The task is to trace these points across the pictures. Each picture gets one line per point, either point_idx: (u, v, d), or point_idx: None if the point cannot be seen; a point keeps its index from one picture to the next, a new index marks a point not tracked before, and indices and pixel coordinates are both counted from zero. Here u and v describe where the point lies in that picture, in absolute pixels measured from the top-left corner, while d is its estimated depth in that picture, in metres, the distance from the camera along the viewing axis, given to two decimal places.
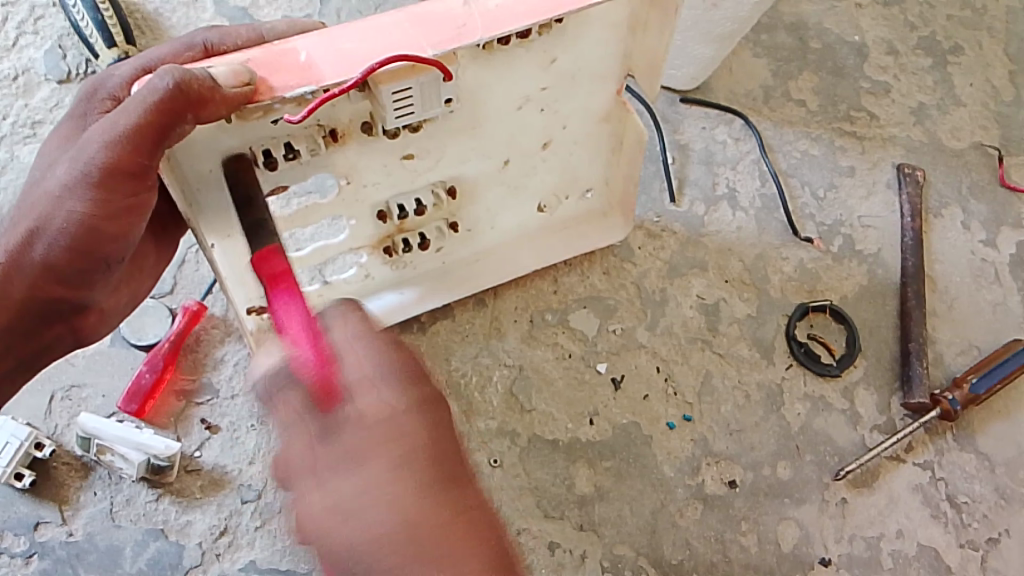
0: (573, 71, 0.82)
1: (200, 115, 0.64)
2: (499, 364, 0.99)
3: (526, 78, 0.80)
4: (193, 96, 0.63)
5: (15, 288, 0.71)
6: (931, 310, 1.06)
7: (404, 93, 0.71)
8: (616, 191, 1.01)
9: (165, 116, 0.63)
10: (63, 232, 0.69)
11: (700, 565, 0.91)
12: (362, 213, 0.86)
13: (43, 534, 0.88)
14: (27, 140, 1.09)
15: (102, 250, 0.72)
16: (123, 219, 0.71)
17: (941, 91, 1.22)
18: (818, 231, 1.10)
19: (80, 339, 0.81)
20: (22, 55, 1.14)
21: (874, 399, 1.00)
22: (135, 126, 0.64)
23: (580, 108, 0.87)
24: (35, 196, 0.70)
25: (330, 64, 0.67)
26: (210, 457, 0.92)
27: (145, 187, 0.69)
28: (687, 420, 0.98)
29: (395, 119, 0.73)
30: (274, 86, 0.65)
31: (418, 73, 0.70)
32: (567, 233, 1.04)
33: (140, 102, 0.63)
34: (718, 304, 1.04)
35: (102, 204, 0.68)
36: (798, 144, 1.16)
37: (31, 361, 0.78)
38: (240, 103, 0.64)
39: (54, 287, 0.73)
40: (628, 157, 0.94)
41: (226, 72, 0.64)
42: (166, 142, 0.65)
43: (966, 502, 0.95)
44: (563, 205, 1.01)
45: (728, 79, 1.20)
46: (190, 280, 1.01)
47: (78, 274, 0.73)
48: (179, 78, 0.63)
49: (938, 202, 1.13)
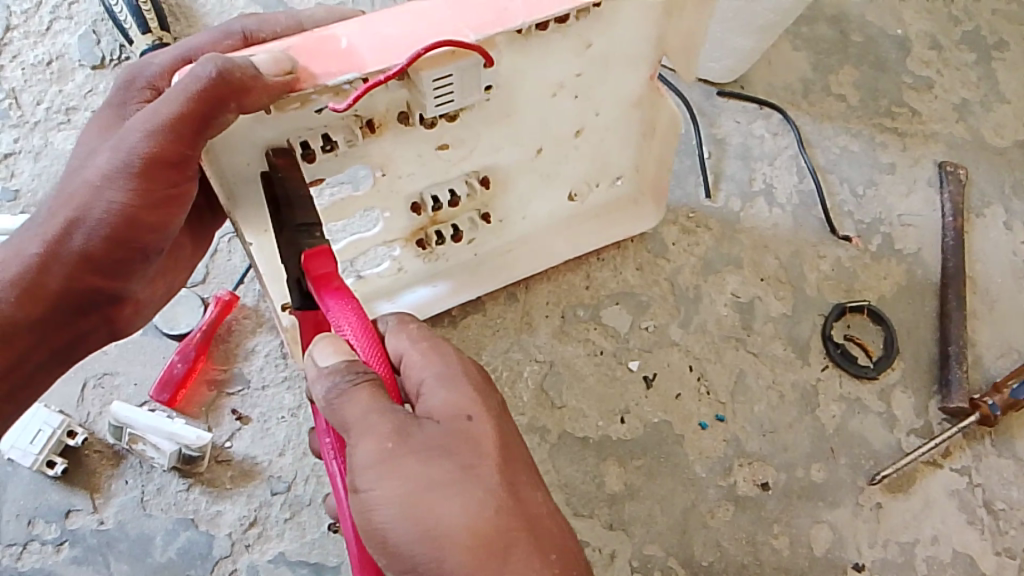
0: (607, 55, 0.80)
1: (242, 104, 0.63)
2: (530, 359, 0.99)
3: (561, 64, 0.78)
4: (234, 84, 0.62)
5: (53, 281, 0.71)
6: (971, 311, 1.04)
7: (444, 81, 0.70)
8: (647, 178, 1.00)
9: (207, 105, 0.63)
10: (102, 222, 0.69)
11: (730, 567, 0.90)
12: (397, 205, 0.86)
13: (75, 522, 0.88)
14: (61, 126, 1.09)
15: (140, 241, 0.72)
16: (162, 210, 0.71)
17: (985, 87, 1.19)
18: (857, 229, 1.08)
19: (115, 330, 0.81)
20: (56, 40, 1.14)
21: (911, 402, 0.98)
22: (178, 115, 0.64)
23: (613, 94, 0.86)
24: (75, 185, 0.70)
25: (371, 51, 0.66)
26: (241, 447, 0.92)
27: (185, 177, 0.69)
28: (720, 419, 0.96)
29: (435, 107, 0.72)
30: (316, 74, 0.65)
31: (458, 58, 0.69)
32: (598, 222, 1.02)
33: (184, 92, 0.63)
34: (752, 302, 1.03)
35: (144, 194, 0.68)
36: (837, 139, 1.14)
37: (65, 354, 0.78)
38: (281, 92, 0.63)
39: (90, 279, 0.72)
40: (660, 141, 0.93)
41: (267, 59, 0.63)
42: (210, 131, 0.65)
43: (1003, 508, 0.94)
44: (593, 193, 0.99)
45: (766, 72, 1.18)
46: (222, 270, 1.01)
47: (116, 265, 0.73)
48: (221, 66, 0.63)
49: (980, 201, 1.11)
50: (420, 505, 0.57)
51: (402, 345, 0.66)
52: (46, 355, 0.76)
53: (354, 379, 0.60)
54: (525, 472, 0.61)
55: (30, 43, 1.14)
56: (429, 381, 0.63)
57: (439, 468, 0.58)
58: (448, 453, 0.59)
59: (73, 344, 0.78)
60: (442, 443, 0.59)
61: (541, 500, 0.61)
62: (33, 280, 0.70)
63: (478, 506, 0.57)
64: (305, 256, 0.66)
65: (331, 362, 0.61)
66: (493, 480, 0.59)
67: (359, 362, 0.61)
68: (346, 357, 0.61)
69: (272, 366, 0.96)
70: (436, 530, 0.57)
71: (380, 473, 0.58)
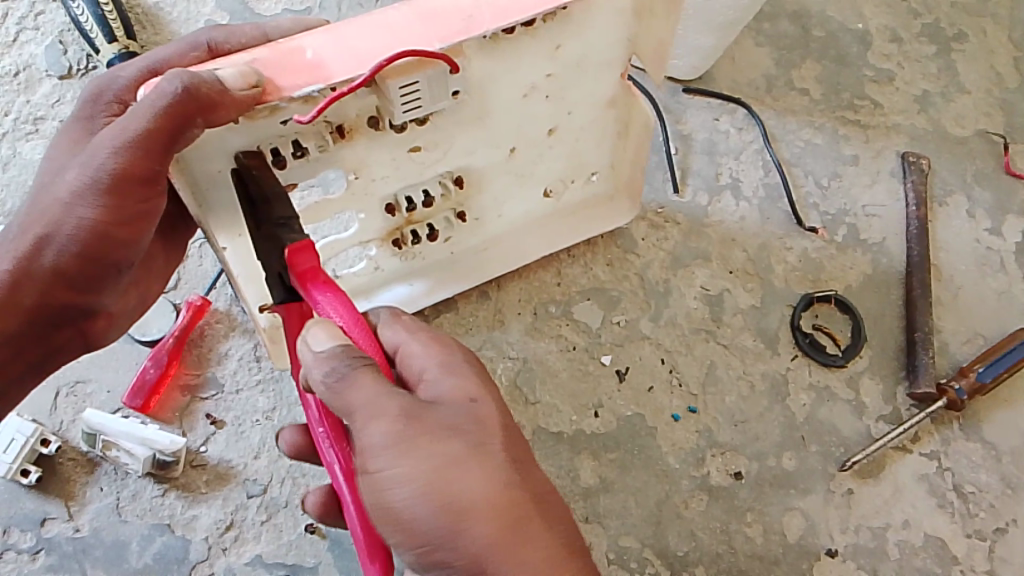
0: (579, 57, 0.81)
1: (209, 119, 0.64)
2: (502, 357, 0.99)
3: (532, 69, 0.80)
4: (202, 100, 0.63)
5: (26, 297, 0.70)
6: (936, 299, 1.06)
7: (412, 87, 0.70)
8: (622, 176, 1.01)
9: (174, 120, 0.63)
10: (72, 238, 0.69)
11: (705, 556, 0.91)
12: (372, 206, 0.86)
13: (50, 529, 0.88)
14: (28, 136, 1.09)
15: (112, 256, 0.71)
16: (134, 224, 0.71)
17: (945, 79, 1.21)
18: (822, 220, 1.10)
19: (90, 342, 0.80)
20: (23, 51, 1.14)
21: (879, 389, 1.00)
22: (146, 131, 0.64)
23: (586, 95, 0.87)
24: (45, 202, 0.70)
25: (338, 61, 0.67)
26: (216, 451, 0.92)
27: (156, 192, 0.70)
28: (692, 411, 0.98)
29: (403, 113, 0.72)
30: (282, 86, 0.66)
31: (426, 65, 0.69)
32: (574, 220, 1.03)
33: (150, 107, 0.64)
34: (721, 295, 1.04)
35: (114, 209, 0.69)
36: (801, 133, 1.16)
37: (41, 366, 0.77)
38: (249, 105, 0.64)
39: (62, 294, 0.72)
40: (635, 139, 0.94)
41: (234, 75, 0.64)
42: (177, 145, 0.65)
43: (972, 492, 0.95)
44: (569, 190, 1.00)
45: (730, 68, 1.20)
46: (193, 276, 1.01)
47: (89, 281, 0.72)
48: (188, 82, 0.63)
49: (943, 190, 1.13)
50: (436, 480, 0.57)
51: (398, 337, 0.66)
52: (23, 367, 0.75)
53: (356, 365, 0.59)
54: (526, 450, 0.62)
55: None
56: (430, 370, 0.63)
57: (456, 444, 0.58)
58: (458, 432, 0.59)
59: (49, 358, 0.77)
60: (455, 422, 0.59)
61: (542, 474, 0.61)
62: (4, 296, 0.69)
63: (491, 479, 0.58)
64: (289, 251, 0.65)
65: (328, 346, 0.59)
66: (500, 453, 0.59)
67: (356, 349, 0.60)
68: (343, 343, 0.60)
69: (246, 369, 0.96)
70: (454, 500, 0.57)
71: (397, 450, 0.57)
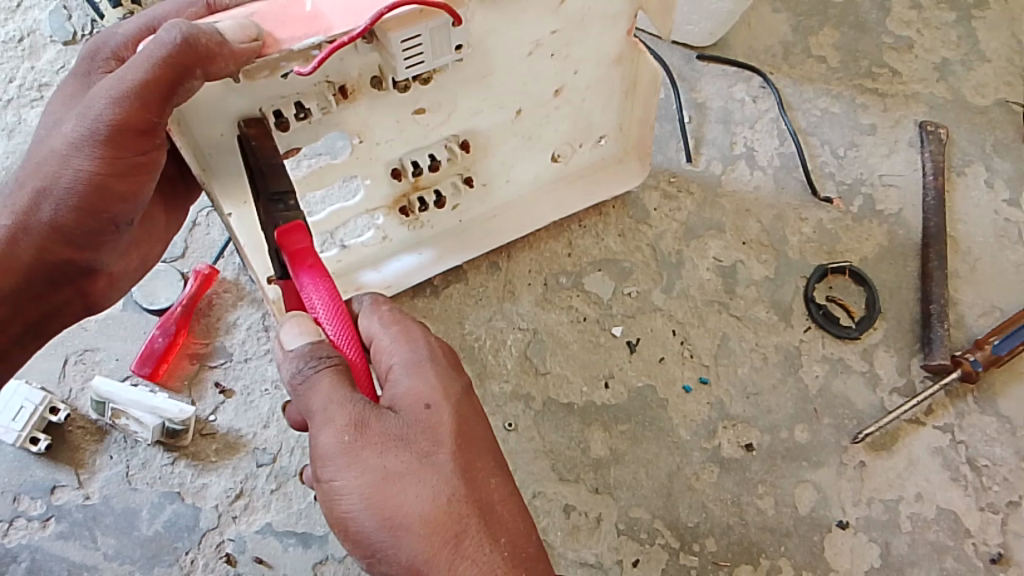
0: (583, 11, 0.79)
1: (208, 70, 0.63)
2: (513, 327, 0.99)
3: (536, 24, 0.78)
4: (201, 51, 0.62)
5: (23, 250, 0.70)
6: (953, 271, 1.04)
7: (414, 41, 0.69)
8: (631, 136, 1.00)
9: (174, 71, 0.62)
10: (70, 191, 0.68)
11: (716, 528, 0.91)
12: (377, 171, 0.85)
13: (60, 497, 0.88)
14: (33, 103, 1.08)
15: (110, 211, 0.71)
16: (132, 178, 0.70)
17: (966, 47, 1.19)
18: (838, 191, 1.08)
19: (90, 305, 0.81)
20: (27, 16, 1.13)
21: (894, 361, 0.98)
22: (143, 83, 0.63)
23: (592, 52, 0.85)
24: (42, 155, 0.69)
25: (337, 14, 0.65)
26: (225, 421, 0.92)
27: (154, 145, 0.68)
28: (703, 382, 0.97)
29: (406, 69, 0.71)
30: (280, 39, 0.65)
31: (427, 17, 0.67)
32: (583, 183, 1.02)
33: (148, 58, 0.62)
34: (735, 266, 1.03)
35: (112, 161, 0.67)
36: (818, 102, 1.14)
37: (40, 325, 0.78)
38: (249, 58, 0.64)
39: (62, 249, 0.72)
40: (643, 98, 0.93)
41: (233, 27, 0.63)
42: (176, 98, 0.64)
43: (986, 465, 0.94)
44: (578, 153, 0.99)
45: (746, 35, 1.18)
46: (200, 244, 1.00)
47: (88, 235, 0.72)
48: (186, 32, 0.62)
49: (962, 160, 1.11)
50: (384, 493, 0.57)
51: (373, 328, 0.65)
52: (19, 326, 0.76)
53: (317, 366, 0.60)
54: (482, 464, 0.60)
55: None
56: (397, 366, 0.63)
57: (401, 465, 0.58)
58: (404, 451, 0.58)
59: (49, 316, 0.77)
60: (404, 434, 0.59)
61: (496, 487, 0.60)
62: (2, 250, 0.70)
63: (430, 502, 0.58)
64: (279, 233, 0.65)
65: (298, 344, 0.61)
66: (446, 472, 0.58)
67: (324, 346, 0.61)
68: (315, 338, 0.61)
69: (255, 339, 0.96)
70: (396, 516, 0.57)
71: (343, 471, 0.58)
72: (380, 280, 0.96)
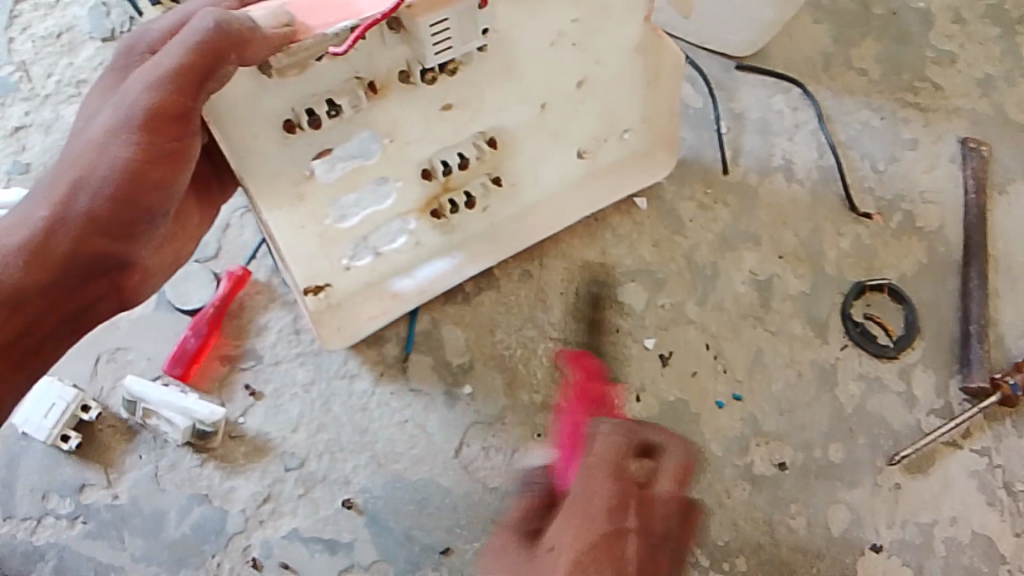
0: (606, 3, 0.80)
1: (242, 57, 0.64)
2: (545, 337, 0.97)
3: (559, 12, 0.78)
4: (232, 36, 0.64)
5: (58, 242, 0.64)
6: (994, 290, 1.02)
7: (442, 27, 0.70)
8: (656, 127, 1.00)
9: (207, 57, 0.64)
10: (108, 179, 0.65)
11: (746, 547, 0.89)
12: (408, 173, 0.85)
13: (88, 497, 0.88)
14: (71, 99, 1.08)
15: (146, 201, 0.67)
16: (168, 167, 0.67)
17: (1009, 62, 1.17)
18: (877, 206, 1.06)
19: (125, 302, 0.75)
20: (66, 13, 1.14)
21: (932, 381, 0.97)
22: (180, 65, 0.63)
23: (614, 43, 0.85)
24: (78, 147, 0.66)
25: (365, 4, 0.70)
26: (254, 423, 0.92)
27: (189, 132, 0.67)
28: (737, 397, 0.95)
29: (435, 57, 0.72)
30: (309, 28, 0.68)
31: (453, 1, 0.69)
32: (611, 179, 1.02)
33: (183, 43, 0.64)
34: (770, 280, 1.01)
35: (149, 148, 0.66)
36: (858, 115, 1.12)
37: (76, 322, 0.71)
38: (279, 44, 0.66)
39: (97, 241, 0.66)
40: (667, 86, 0.93)
41: (266, 16, 0.67)
42: (208, 84, 0.65)
43: (1023, 490, 0.92)
44: (603, 148, 0.99)
45: (786, 45, 1.16)
46: (234, 245, 1.00)
47: (125, 226, 0.67)
48: (217, 19, 0.64)
49: (1004, 177, 1.09)
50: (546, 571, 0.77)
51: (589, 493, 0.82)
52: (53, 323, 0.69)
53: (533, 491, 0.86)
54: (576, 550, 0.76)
55: (40, 17, 1.14)
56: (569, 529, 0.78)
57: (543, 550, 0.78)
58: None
59: (83, 312, 0.71)
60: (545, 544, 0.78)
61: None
62: (35, 243, 0.64)
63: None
64: None
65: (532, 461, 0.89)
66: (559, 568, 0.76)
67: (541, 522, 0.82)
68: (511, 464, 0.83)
69: (286, 342, 0.96)
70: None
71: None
72: (412, 285, 0.96)
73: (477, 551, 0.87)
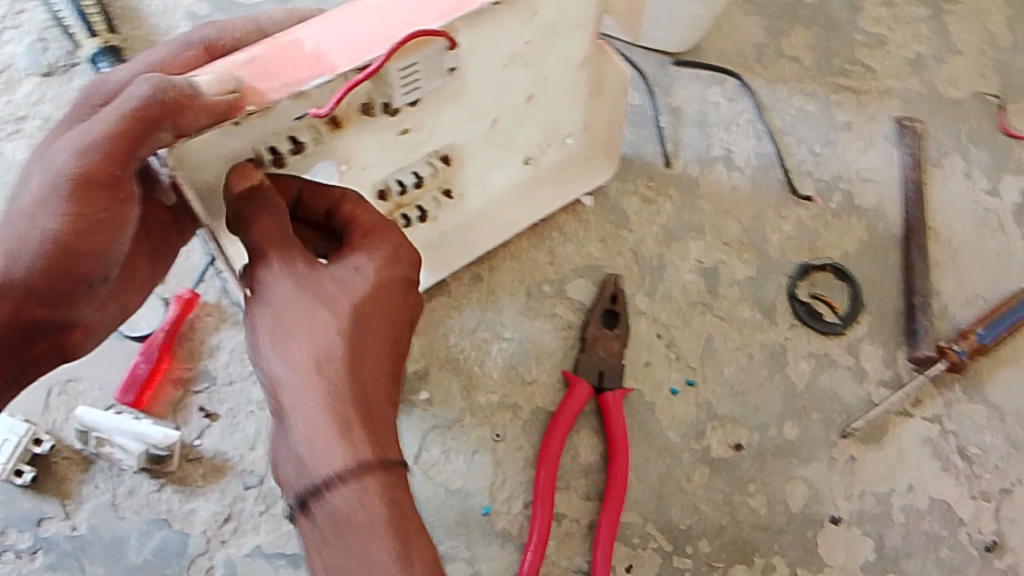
0: (553, 22, 0.80)
1: (177, 125, 0.63)
2: (498, 338, 0.98)
3: (511, 36, 0.78)
4: (169, 104, 0.62)
5: (0, 309, 0.67)
6: (935, 262, 1.04)
7: (410, 69, 0.73)
8: (599, 135, 1.02)
9: (143, 124, 0.62)
10: (38, 252, 0.65)
11: (708, 529, 0.90)
12: (363, 194, 0.85)
13: (47, 529, 0.88)
14: (11, 136, 1.08)
15: (80, 269, 0.67)
16: (101, 235, 0.66)
17: (936, 41, 1.20)
18: (816, 188, 1.09)
19: (68, 353, 0.76)
20: (3, 51, 1.13)
21: (880, 354, 0.99)
22: (110, 134, 0.62)
23: (561, 58, 0.86)
24: (13, 215, 0.66)
25: (339, 53, 0.68)
26: (211, 445, 0.92)
27: (120, 199, 0.66)
28: (691, 383, 0.97)
29: (402, 96, 0.75)
30: (262, 91, 0.66)
31: (423, 47, 0.71)
32: (557, 184, 1.03)
33: (116, 112, 0.62)
34: (716, 267, 1.03)
35: (78, 217, 0.65)
36: (792, 101, 1.15)
37: (19, 377, 0.73)
38: (224, 111, 0.64)
39: (36, 308, 0.68)
40: (608, 99, 0.94)
41: (210, 81, 0.64)
42: (141, 150, 0.63)
43: (977, 453, 0.94)
44: (547, 155, 1.00)
45: (719, 39, 1.19)
46: (180, 270, 1.00)
47: (60, 296, 0.68)
48: (155, 85, 0.62)
49: (938, 152, 1.11)
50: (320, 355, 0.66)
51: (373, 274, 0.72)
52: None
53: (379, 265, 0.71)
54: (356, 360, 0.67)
55: None
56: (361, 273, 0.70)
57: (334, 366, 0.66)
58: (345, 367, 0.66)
59: (26, 369, 0.73)
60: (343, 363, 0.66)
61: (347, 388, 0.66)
62: None
63: (346, 387, 0.65)
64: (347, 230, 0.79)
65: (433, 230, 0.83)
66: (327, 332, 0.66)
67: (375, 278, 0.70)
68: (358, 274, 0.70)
69: (239, 362, 0.96)
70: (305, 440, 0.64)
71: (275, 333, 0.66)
72: None
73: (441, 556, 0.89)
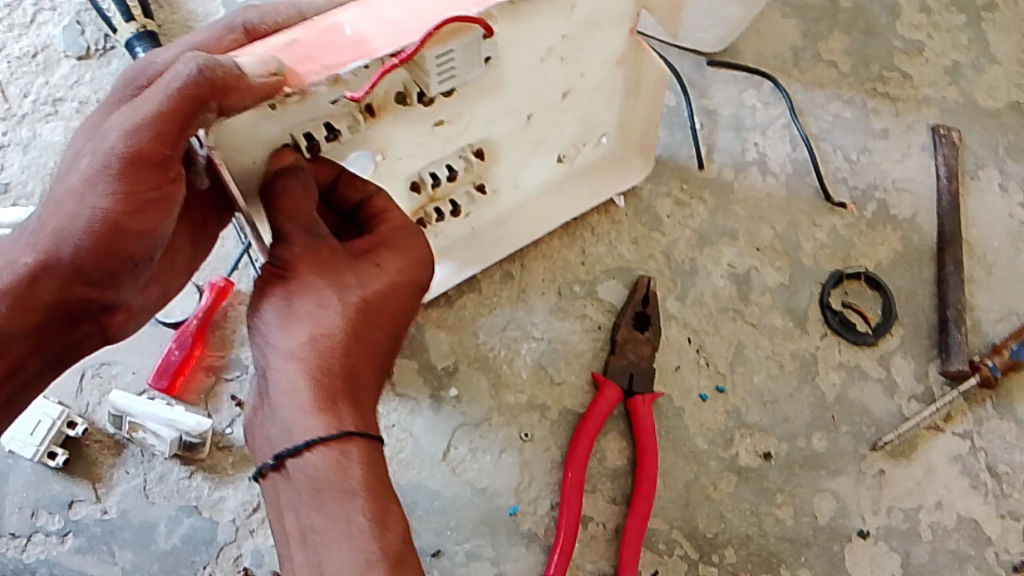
0: (593, 18, 0.79)
1: (224, 104, 0.61)
2: (527, 337, 0.98)
3: (549, 29, 0.77)
4: (217, 82, 0.60)
5: (45, 288, 0.64)
6: (969, 276, 1.04)
7: (447, 56, 0.70)
8: (633, 134, 1.00)
9: (190, 104, 0.60)
10: (87, 231, 0.63)
11: (734, 538, 0.90)
12: (397, 187, 0.85)
13: (78, 511, 0.88)
14: (48, 118, 1.08)
15: (128, 250, 0.65)
16: (148, 215, 0.64)
17: (976, 51, 1.18)
18: (851, 196, 1.08)
19: (109, 337, 0.73)
20: (41, 32, 1.13)
21: (911, 367, 0.98)
22: (159, 113, 0.60)
23: (597, 55, 0.85)
24: (59, 194, 0.64)
25: (378, 36, 0.67)
26: (242, 432, 0.91)
27: (169, 178, 0.64)
28: (720, 390, 0.96)
29: (437, 84, 0.71)
30: (302, 74, 0.64)
31: (462, 33, 0.69)
32: (589, 182, 1.02)
33: (164, 90, 0.60)
34: (749, 273, 1.02)
35: (129, 197, 0.63)
36: (829, 107, 1.13)
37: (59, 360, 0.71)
38: (267, 93, 0.62)
39: (81, 288, 0.66)
40: (646, 96, 0.93)
41: (255, 62, 0.63)
42: (189, 130, 0.62)
43: (1006, 472, 0.94)
44: (582, 154, 0.99)
45: (756, 41, 1.17)
46: (213, 257, 0.99)
47: (108, 277, 0.66)
48: (202, 63, 0.60)
49: (975, 164, 1.10)
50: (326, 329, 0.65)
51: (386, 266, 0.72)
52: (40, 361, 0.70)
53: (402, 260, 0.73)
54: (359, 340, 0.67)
55: (14, 36, 1.13)
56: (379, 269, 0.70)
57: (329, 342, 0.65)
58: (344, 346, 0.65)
59: (67, 350, 0.71)
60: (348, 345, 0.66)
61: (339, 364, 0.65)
62: (22, 292, 0.64)
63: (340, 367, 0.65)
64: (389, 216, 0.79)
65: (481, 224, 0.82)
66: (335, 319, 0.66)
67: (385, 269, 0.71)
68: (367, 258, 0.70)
69: None
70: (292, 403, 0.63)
71: (283, 312, 0.65)
72: None
73: (467, 552, 0.89)
